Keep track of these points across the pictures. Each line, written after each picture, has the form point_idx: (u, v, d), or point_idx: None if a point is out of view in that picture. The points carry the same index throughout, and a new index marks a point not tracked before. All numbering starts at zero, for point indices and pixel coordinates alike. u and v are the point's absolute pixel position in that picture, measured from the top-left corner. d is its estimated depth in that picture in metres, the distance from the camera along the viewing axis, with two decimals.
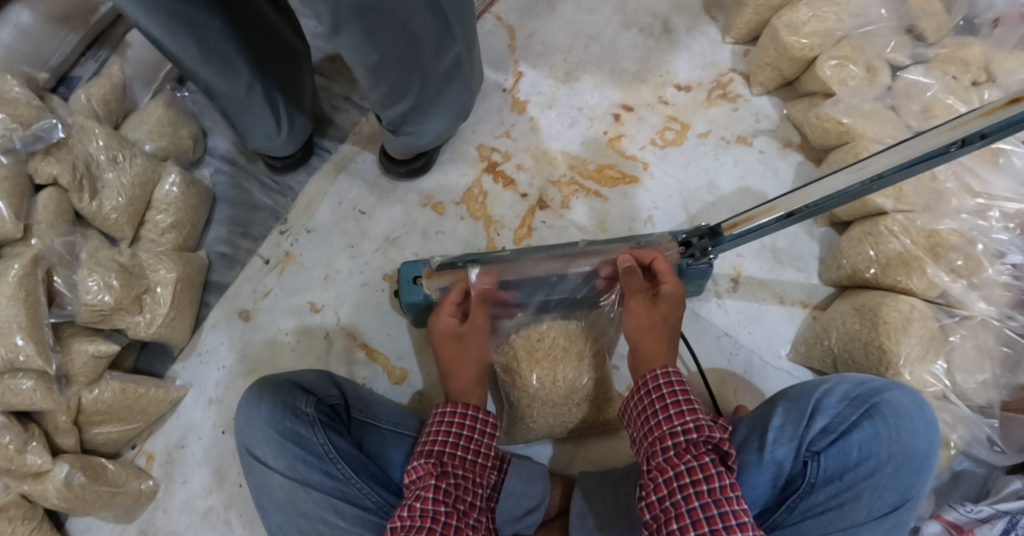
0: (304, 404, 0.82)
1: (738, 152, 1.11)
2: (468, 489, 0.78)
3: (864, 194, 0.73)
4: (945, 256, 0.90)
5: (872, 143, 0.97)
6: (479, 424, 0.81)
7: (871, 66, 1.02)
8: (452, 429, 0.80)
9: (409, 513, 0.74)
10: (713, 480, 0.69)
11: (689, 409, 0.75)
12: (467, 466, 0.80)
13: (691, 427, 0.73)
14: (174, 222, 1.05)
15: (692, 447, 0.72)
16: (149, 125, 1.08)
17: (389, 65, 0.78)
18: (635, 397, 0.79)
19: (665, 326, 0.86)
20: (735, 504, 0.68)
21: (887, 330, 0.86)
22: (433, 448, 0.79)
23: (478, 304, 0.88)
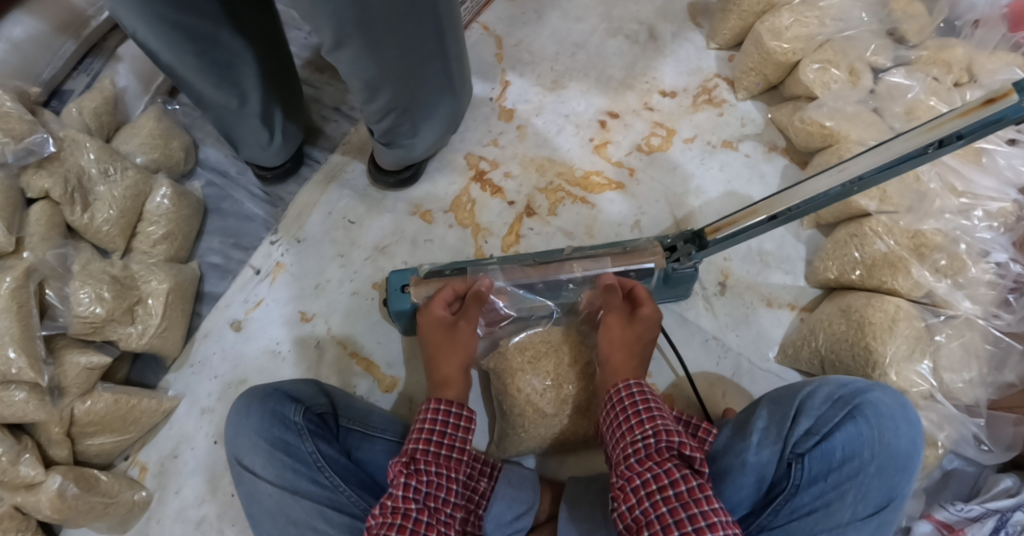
0: (292, 413, 0.83)
1: (725, 156, 1.12)
2: (441, 484, 0.77)
3: (845, 195, 0.75)
4: (930, 256, 0.91)
5: (855, 145, 0.97)
6: (441, 417, 0.82)
7: (854, 69, 1.03)
8: (427, 426, 0.81)
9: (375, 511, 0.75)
10: (679, 485, 0.70)
11: (649, 417, 0.76)
12: (441, 461, 0.79)
13: (651, 433, 0.75)
14: (166, 233, 1.06)
15: (655, 454, 0.74)
16: (141, 137, 1.10)
17: (387, 79, 0.80)
18: (607, 407, 0.80)
19: (632, 343, 0.89)
20: (703, 505, 0.68)
21: (873, 331, 0.87)
22: (402, 450, 0.81)
23: (472, 303, 0.90)
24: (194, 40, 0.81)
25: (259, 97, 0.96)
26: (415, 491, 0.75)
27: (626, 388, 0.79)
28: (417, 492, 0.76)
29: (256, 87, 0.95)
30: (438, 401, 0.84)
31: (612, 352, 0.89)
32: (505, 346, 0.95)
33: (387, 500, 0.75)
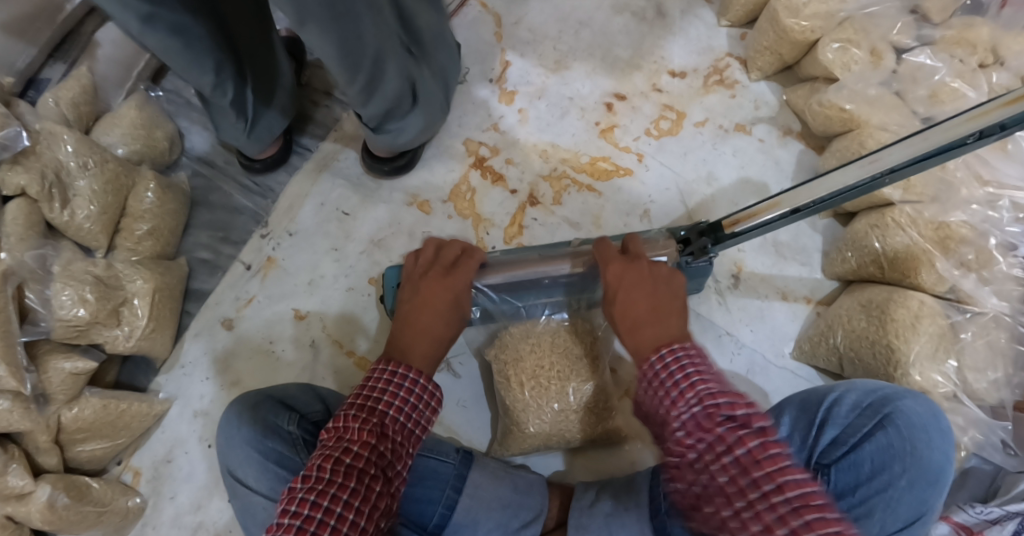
0: (286, 422, 0.80)
1: (737, 141, 1.06)
2: (399, 457, 0.68)
3: (873, 188, 0.71)
4: (956, 249, 0.87)
5: (877, 130, 0.93)
6: (413, 386, 0.70)
7: (876, 49, 0.97)
8: (392, 387, 0.69)
9: (321, 463, 0.63)
10: (736, 451, 0.61)
11: (691, 383, 0.67)
12: (404, 434, 0.69)
13: (696, 403, 0.65)
14: (152, 229, 1.01)
15: (705, 422, 0.64)
16: (122, 127, 1.04)
17: (365, 54, 0.74)
18: (640, 389, 0.71)
19: (629, 318, 0.76)
20: (768, 468, 0.60)
21: (895, 328, 0.83)
22: (359, 402, 0.68)
23: (468, 262, 0.83)
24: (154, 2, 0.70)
25: (231, 77, 0.86)
26: (377, 457, 0.65)
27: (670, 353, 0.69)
28: (378, 459, 0.65)
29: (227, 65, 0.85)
30: (416, 369, 0.71)
31: (624, 337, 0.76)
32: (506, 333, 0.91)
33: (342, 458, 0.63)
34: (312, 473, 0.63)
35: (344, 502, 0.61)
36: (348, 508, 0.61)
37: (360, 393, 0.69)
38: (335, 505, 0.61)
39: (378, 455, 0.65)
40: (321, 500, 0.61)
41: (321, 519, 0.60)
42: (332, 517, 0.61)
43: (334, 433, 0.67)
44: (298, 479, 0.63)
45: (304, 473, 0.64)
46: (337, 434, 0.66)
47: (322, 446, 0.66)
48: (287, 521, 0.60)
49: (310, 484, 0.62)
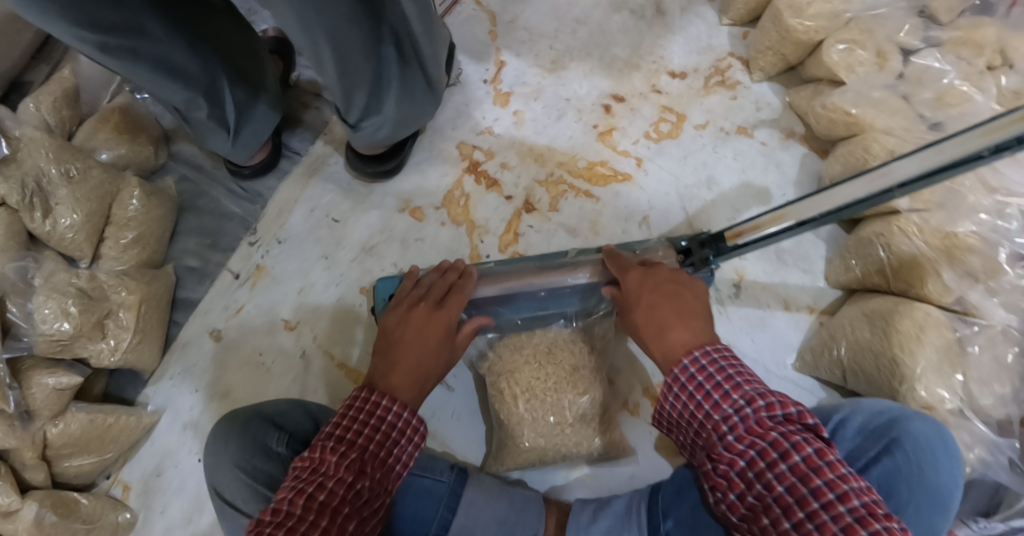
0: (275, 442, 0.78)
1: (739, 144, 1.04)
2: (377, 494, 0.65)
3: (882, 202, 0.68)
4: (962, 259, 0.84)
5: (881, 134, 0.90)
6: (392, 419, 0.68)
7: (882, 50, 0.93)
8: (371, 418, 0.67)
9: (293, 497, 0.61)
10: (791, 457, 0.60)
11: (735, 385, 0.67)
12: (384, 470, 0.66)
13: (744, 406, 0.65)
14: (137, 237, 0.98)
15: (756, 427, 0.64)
16: (106, 132, 1.01)
17: (340, 39, 0.69)
18: (671, 396, 0.70)
19: (654, 322, 0.76)
20: (827, 474, 0.59)
21: (899, 340, 0.81)
22: (338, 431, 0.66)
23: (457, 296, 0.82)
24: (104, 31, 0.69)
25: (210, 86, 0.84)
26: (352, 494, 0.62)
27: (715, 350, 0.69)
28: (351, 496, 0.62)
29: (206, 71, 0.82)
30: (399, 402, 0.69)
31: (649, 342, 0.76)
32: (501, 344, 0.88)
33: (316, 493, 0.61)
34: (281, 504, 0.61)
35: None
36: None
37: (340, 422, 0.67)
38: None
39: (354, 492, 0.63)
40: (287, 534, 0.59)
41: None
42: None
43: (309, 462, 0.64)
44: (266, 510, 0.60)
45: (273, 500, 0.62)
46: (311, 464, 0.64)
47: (295, 475, 0.64)
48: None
49: (277, 516, 0.60)
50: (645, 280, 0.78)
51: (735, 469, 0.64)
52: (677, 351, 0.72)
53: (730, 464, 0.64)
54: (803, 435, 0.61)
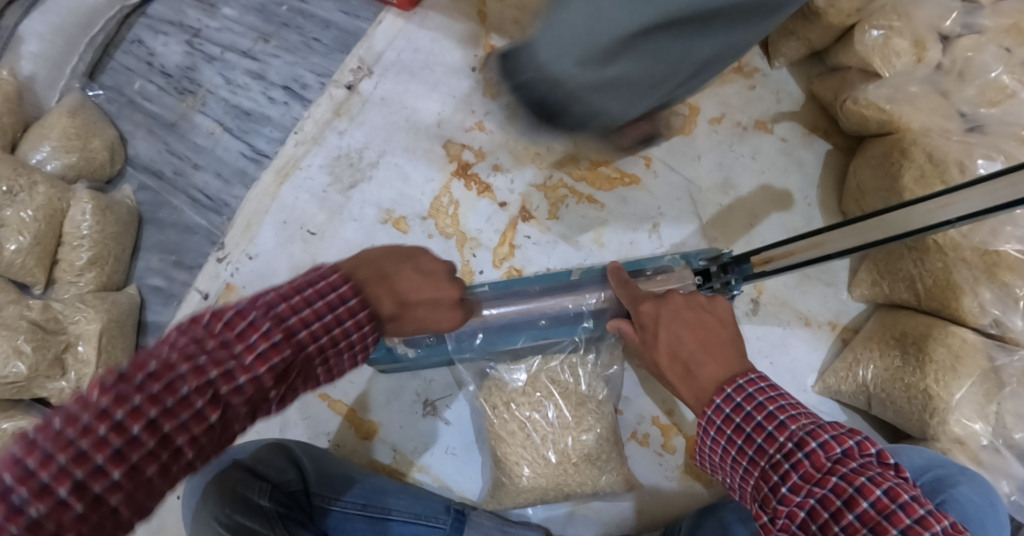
0: (256, 495, 0.70)
1: (758, 141, 0.94)
2: (283, 396, 0.54)
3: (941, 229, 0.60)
4: (1003, 278, 0.75)
5: (921, 136, 0.80)
6: (346, 328, 0.54)
7: (921, 39, 0.81)
8: (324, 312, 0.53)
9: (188, 375, 0.48)
10: (858, 504, 0.53)
11: (780, 425, 0.59)
12: (304, 375, 0.55)
13: (792, 447, 0.58)
14: (93, 257, 0.88)
15: (814, 471, 0.56)
16: (53, 139, 0.90)
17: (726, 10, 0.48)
18: (706, 439, 0.64)
19: (679, 361, 0.68)
20: (903, 520, 0.52)
21: (934, 372, 0.75)
22: (278, 313, 0.51)
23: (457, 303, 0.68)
24: None
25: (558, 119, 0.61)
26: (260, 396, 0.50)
27: (750, 384, 0.62)
28: (258, 399, 0.51)
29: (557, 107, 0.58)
30: (366, 315, 0.55)
31: (678, 384, 0.68)
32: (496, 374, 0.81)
33: (218, 384, 0.48)
34: (165, 374, 0.47)
35: (182, 430, 0.48)
36: (180, 433, 0.48)
37: (283, 304, 0.52)
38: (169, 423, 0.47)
39: (265, 395, 0.51)
40: (160, 417, 0.47)
41: (139, 438, 0.46)
42: (155, 441, 0.47)
43: (226, 336, 0.49)
44: (151, 376, 0.47)
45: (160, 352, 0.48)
46: (223, 335, 0.49)
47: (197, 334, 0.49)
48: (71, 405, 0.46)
49: (162, 392, 0.47)
50: (660, 310, 0.71)
51: (796, 522, 0.55)
52: (709, 391, 0.65)
53: (790, 516, 0.56)
54: (868, 474, 0.54)
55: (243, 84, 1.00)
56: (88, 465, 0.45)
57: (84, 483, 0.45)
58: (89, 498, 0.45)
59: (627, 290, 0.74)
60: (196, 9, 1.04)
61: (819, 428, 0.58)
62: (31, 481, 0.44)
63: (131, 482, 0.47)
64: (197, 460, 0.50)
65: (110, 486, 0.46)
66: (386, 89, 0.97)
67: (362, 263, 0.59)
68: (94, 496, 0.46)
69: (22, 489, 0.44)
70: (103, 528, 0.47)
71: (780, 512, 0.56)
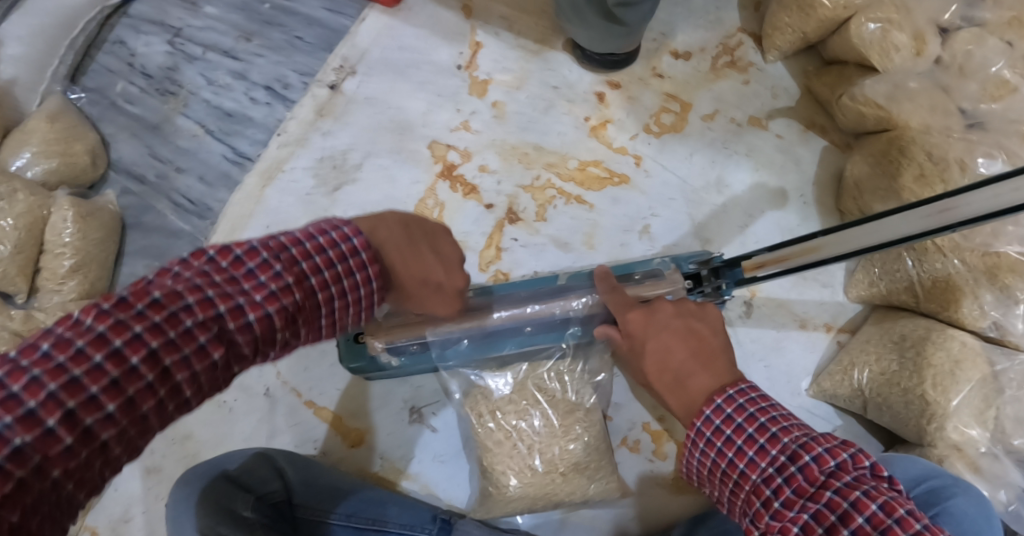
0: (242, 507, 0.69)
1: (752, 138, 0.92)
2: (286, 347, 0.54)
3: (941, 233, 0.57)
4: (1003, 280, 0.73)
5: (921, 134, 0.77)
6: (353, 281, 0.57)
7: (921, 32, 0.78)
8: (331, 263, 0.56)
9: (194, 307, 0.49)
10: (852, 520, 0.51)
11: (772, 438, 0.58)
12: (310, 327, 0.56)
13: (784, 459, 0.56)
14: (76, 264, 0.86)
15: (807, 486, 0.55)
16: (34, 144, 0.89)
17: None
18: (694, 452, 0.62)
19: (668, 371, 0.66)
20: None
21: (933, 377, 0.72)
22: (286, 258, 0.54)
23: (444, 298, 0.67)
24: None
25: None
26: (266, 338, 0.52)
27: (739, 394, 0.60)
28: (262, 342, 0.52)
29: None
30: (377, 270, 0.58)
31: (667, 394, 0.66)
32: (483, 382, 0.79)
33: (226, 319, 0.50)
34: (172, 304, 0.49)
35: (182, 365, 0.49)
36: (180, 368, 0.49)
37: (291, 253, 0.54)
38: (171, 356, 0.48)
39: (270, 338, 0.52)
40: (162, 348, 0.48)
41: (138, 369, 0.47)
42: (153, 375, 0.48)
43: (234, 276, 0.52)
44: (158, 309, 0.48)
45: (166, 285, 0.50)
46: (231, 273, 0.52)
47: (205, 269, 0.51)
48: (63, 330, 0.46)
49: (168, 325, 0.48)
50: (649, 318, 0.70)
51: None
52: (699, 402, 0.63)
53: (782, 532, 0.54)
54: (863, 488, 0.53)
55: (226, 84, 0.98)
56: (82, 394, 0.45)
57: (76, 413, 0.45)
58: (80, 430, 0.45)
59: (615, 296, 0.73)
60: (179, 9, 1.02)
61: (812, 441, 0.57)
62: (20, 406, 0.44)
63: (125, 416, 0.47)
64: (194, 403, 0.51)
65: (103, 418, 0.46)
66: (371, 88, 0.95)
67: (383, 229, 0.62)
68: (84, 428, 0.46)
69: (9, 414, 0.43)
70: (90, 467, 0.46)
71: (772, 527, 0.54)
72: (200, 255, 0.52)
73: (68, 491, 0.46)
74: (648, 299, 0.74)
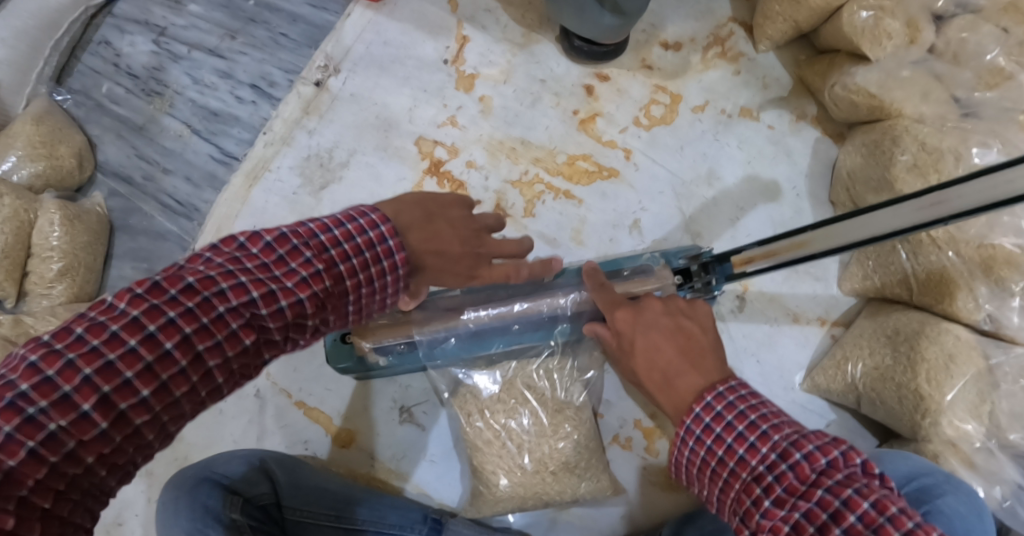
0: (229, 509, 0.67)
1: (743, 129, 0.90)
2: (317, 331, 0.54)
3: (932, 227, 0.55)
4: (999, 272, 0.71)
5: (914, 123, 0.75)
6: (383, 267, 0.55)
7: (914, 19, 0.76)
8: (362, 249, 0.54)
9: (226, 294, 0.49)
10: (845, 518, 0.50)
11: (763, 435, 0.57)
12: (341, 312, 0.55)
13: (776, 457, 0.55)
14: (64, 268, 0.86)
15: (799, 483, 0.53)
16: (19, 148, 0.88)
17: None
18: (683, 450, 0.61)
19: (656, 370, 0.65)
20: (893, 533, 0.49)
21: (931, 369, 0.71)
22: (314, 244, 0.53)
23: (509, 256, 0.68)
24: None
25: None
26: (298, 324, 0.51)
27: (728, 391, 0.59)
28: (292, 327, 0.52)
29: None
30: (402, 259, 0.56)
31: (656, 394, 0.65)
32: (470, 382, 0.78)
33: (257, 307, 0.50)
34: (204, 290, 0.48)
35: (215, 351, 0.49)
36: (213, 354, 0.49)
37: (321, 238, 0.53)
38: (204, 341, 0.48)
39: (300, 325, 0.52)
40: (195, 334, 0.48)
41: (171, 355, 0.47)
42: (185, 362, 0.48)
43: (266, 263, 0.51)
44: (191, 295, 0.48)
45: (198, 270, 0.49)
46: (262, 259, 0.51)
47: (237, 255, 0.51)
48: (96, 315, 0.47)
49: (199, 311, 0.48)
50: (635, 315, 0.69)
51: None
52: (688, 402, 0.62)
53: (774, 531, 0.52)
54: (855, 485, 0.51)
55: (211, 83, 0.97)
56: (117, 380, 0.46)
57: (111, 399, 0.46)
58: (114, 414, 0.46)
59: (602, 293, 0.72)
60: (163, 7, 1.01)
61: (803, 439, 0.55)
62: (55, 391, 0.44)
63: (158, 401, 0.47)
64: (225, 388, 0.51)
65: (138, 403, 0.47)
66: (356, 85, 0.94)
67: (405, 210, 0.61)
68: (119, 413, 0.46)
69: (45, 399, 0.44)
70: (124, 452, 0.48)
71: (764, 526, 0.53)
72: (232, 242, 0.52)
73: (101, 474, 0.47)
74: (635, 296, 0.74)
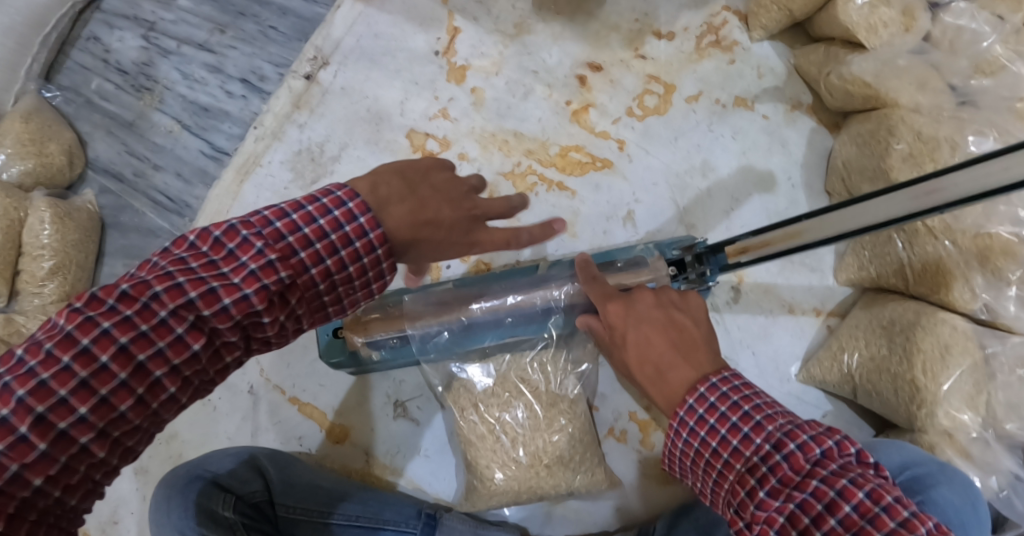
0: (221, 507, 0.68)
1: (737, 119, 0.89)
2: (278, 326, 0.53)
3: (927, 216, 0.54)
4: (995, 262, 0.70)
5: (910, 113, 0.74)
6: (347, 253, 0.54)
7: (910, 7, 0.76)
8: (318, 236, 0.53)
9: (166, 298, 0.49)
10: (841, 508, 0.49)
11: (757, 425, 0.56)
12: (306, 303, 0.54)
13: (771, 447, 0.55)
14: (55, 266, 0.85)
15: (792, 474, 0.53)
16: (7, 146, 0.87)
17: None
18: (676, 442, 0.60)
19: (649, 363, 0.65)
20: (887, 524, 0.49)
21: (929, 358, 0.70)
22: (265, 236, 0.52)
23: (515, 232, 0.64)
24: None
25: None
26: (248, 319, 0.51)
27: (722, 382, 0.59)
28: (243, 326, 0.52)
29: None
30: (378, 236, 0.55)
31: (648, 387, 0.64)
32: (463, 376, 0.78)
33: (200, 307, 0.50)
34: (140, 296, 0.49)
35: (159, 358, 0.50)
36: (157, 362, 0.50)
37: (274, 229, 0.52)
38: (146, 349, 0.49)
39: (253, 321, 0.52)
40: (135, 342, 0.49)
41: (107, 368, 0.48)
42: (127, 372, 0.49)
43: (210, 261, 0.51)
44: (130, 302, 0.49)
45: (137, 277, 0.50)
46: (209, 257, 0.51)
47: (181, 257, 0.51)
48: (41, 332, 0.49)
49: (140, 319, 0.49)
50: (628, 308, 0.68)
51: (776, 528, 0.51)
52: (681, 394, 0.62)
53: (768, 522, 0.51)
54: (850, 476, 0.51)
55: (201, 78, 0.96)
56: (52, 398, 0.47)
57: (49, 416, 0.47)
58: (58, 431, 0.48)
59: (596, 285, 0.72)
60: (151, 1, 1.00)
61: (797, 429, 0.55)
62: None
63: (100, 415, 0.49)
64: (181, 393, 0.52)
65: (77, 421, 0.48)
66: (347, 78, 0.93)
67: (383, 182, 0.59)
68: (60, 430, 0.48)
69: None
70: (75, 470, 0.50)
71: (757, 517, 0.52)
72: (181, 244, 0.52)
73: (57, 494, 0.50)
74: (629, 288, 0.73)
